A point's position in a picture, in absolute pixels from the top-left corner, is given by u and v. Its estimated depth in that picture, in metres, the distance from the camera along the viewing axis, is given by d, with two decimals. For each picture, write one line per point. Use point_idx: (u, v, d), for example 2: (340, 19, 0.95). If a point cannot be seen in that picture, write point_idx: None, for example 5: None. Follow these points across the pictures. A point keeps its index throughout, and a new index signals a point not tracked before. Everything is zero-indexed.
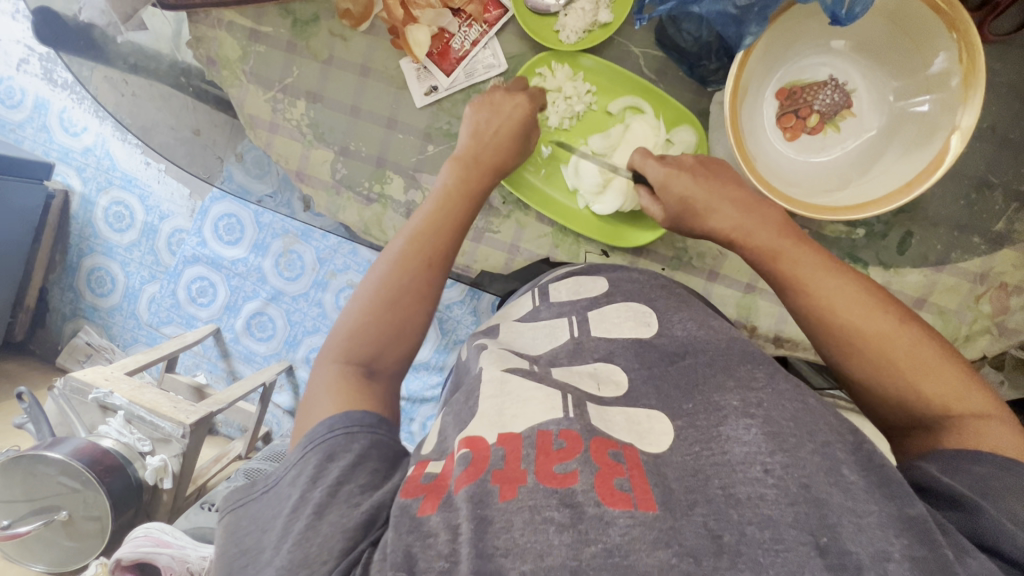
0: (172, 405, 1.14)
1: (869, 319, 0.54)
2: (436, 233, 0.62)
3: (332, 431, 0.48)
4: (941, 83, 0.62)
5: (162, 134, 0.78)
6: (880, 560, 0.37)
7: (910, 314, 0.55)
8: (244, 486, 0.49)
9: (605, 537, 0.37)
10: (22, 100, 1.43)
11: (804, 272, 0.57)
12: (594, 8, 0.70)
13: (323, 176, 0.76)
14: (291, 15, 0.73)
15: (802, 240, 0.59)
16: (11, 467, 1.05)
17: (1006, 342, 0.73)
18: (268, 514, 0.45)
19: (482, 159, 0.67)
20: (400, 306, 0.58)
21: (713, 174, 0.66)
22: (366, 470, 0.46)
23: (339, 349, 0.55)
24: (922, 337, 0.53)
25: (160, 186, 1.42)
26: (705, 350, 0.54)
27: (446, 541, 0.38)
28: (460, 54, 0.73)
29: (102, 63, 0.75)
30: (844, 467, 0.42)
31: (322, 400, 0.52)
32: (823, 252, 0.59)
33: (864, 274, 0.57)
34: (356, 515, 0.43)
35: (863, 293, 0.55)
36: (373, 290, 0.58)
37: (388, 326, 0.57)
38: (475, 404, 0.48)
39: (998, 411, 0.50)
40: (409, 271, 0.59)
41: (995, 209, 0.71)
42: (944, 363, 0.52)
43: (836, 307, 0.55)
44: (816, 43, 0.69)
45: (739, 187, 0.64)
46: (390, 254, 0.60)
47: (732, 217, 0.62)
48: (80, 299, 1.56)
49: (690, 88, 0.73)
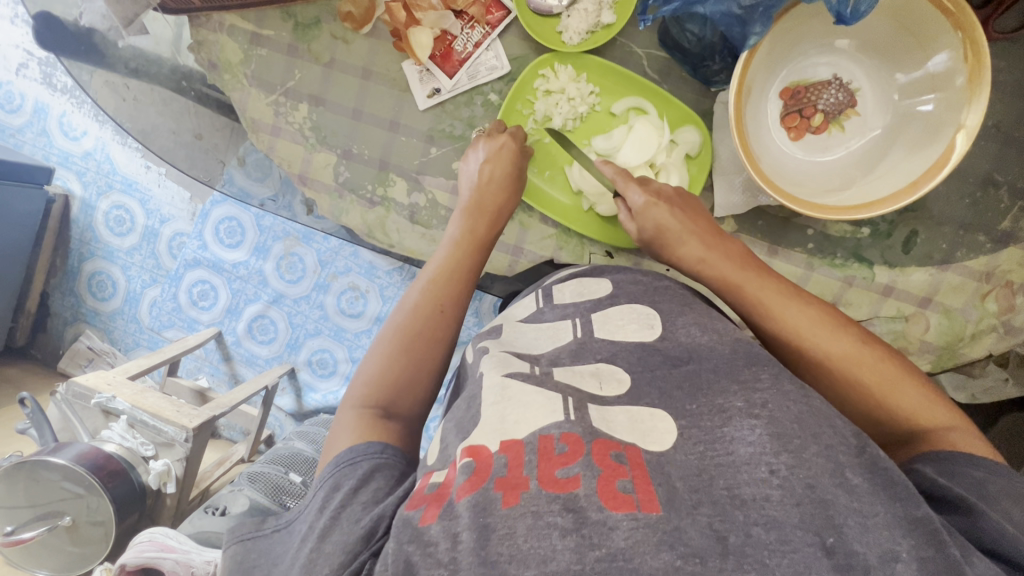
0: (174, 409, 1.14)
1: (833, 343, 0.56)
2: (448, 281, 0.65)
3: (337, 466, 0.50)
4: (946, 81, 0.62)
5: (163, 138, 0.78)
6: (887, 560, 0.37)
7: (870, 336, 0.58)
8: (256, 518, 0.49)
9: (609, 542, 0.37)
10: (22, 104, 1.43)
11: (768, 299, 0.60)
12: (597, 9, 0.70)
13: (325, 180, 0.76)
14: (292, 18, 0.72)
15: (764, 269, 0.63)
16: (14, 473, 1.05)
17: (1012, 340, 0.73)
18: (278, 548, 0.46)
19: (486, 208, 0.69)
20: (416, 349, 0.59)
21: (685, 205, 0.68)
22: (370, 489, 0.47)
23: (360, 393, 0.56)
24: (886, 356, 0.56)
25: (160, 190, 1.41)
26: (709, 350, 0.53)
27: (446, 549, 0.38)
28: (463, 56, 0.73)
29: (103, 68, 0.74)
30: (848, 470, 0.42)
31: (341, 438, 0.53)
32: (783, 280, 0.62)
33: (826, 303, 0.60)
34: (356, 530, 0.43)
35: (826, 319, 0.58)
36: (394, 334, 0.60)
37: (406, 367, 0.58)
38: (479, 411, 0.48)
39: (962, 421, 0.52)
40: (426, 319, 0.61)
41: (1000, 207, 0.71)
42: (907, 380, 0.54)
43: (801, 332, 0.58)
44: (819, 42, 0.68)
45: (706, 222, 0.67)
46: (407, 303, 0.62)
47: (700, 249, 0.66)
48: (80, 304, 1.56)
49: (693, 89, 0.73)
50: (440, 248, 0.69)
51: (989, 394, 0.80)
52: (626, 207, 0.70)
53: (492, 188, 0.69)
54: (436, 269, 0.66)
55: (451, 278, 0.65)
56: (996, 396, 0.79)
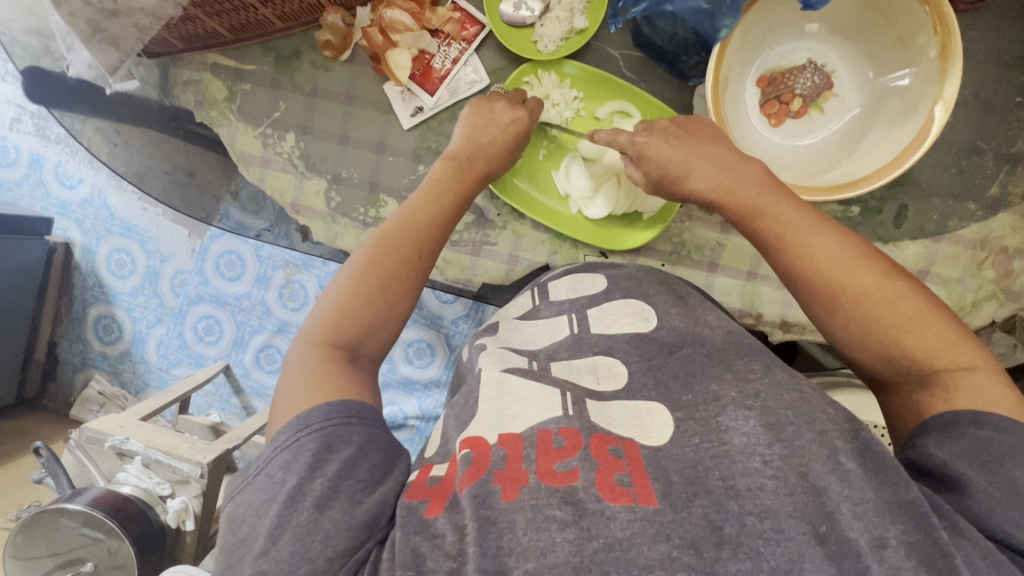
0: (187, 446, 1.15)
1: (855, 278, 0.53)
2: (426, 222, 0.62)
3: (330, 418, 0.46)
4: (919, 56, 0.62)
5: (158, 179, 0.79)
6: (878, 546, 0.38)
7: (900, 271, 0.54)
8: (239, 473, 0.47)
9: (607, 532, 0.37)
10: (18, 158, 1.46)
11: (789, 225, 0.57)
12: (569, 16, 0.71)
13: (318, 206, 0.77)
14: (273, 52, 0.74)
15: (787, 195, 0.59)
16: (32, 523, 1.05)
17: (1013, 305, 0.72)
18: (261, 498, 0.43)
19: (470, 158, 0.67)
20: (388, 292, 0.56)
21: (690, 133, 0.64)
22: (367, 465, 0.44)
23: (324, 329, 0.53)
24: (910, 291, 0.52)
25: (159, 229, 1.44)
26: (701, 336, 0.55)
27: (454, 540, 0.39)
28: (442, 73, 0.74)
29: (93, 116, 0.76)
30: (842, 455, 0.42)
31: (306, 385, 0.48)
32: (811, 209, 0.58)
33: (856, 234, 0.57)
34: (359, 514, 0.41)
35: (849, 250, 0.55)
36: (367, 265, 0.57)
37: (380, 307, 0.55)
38: (475, 405, 0.49)
39: (984, 360, 0.48)
40: (399, 262, 0.58)
41: (986, 173, 0.71)
42: (932, 317, 0.50)
43: (819, 263, 0.55)
44: (791, 29, 0.69)
45: (716, 144, 0.63)
46: (380, 236, 0.59)
47: (712, 174, 0.62)
48: (88, 349, 1.57)
49: (671, 85, 0.74)
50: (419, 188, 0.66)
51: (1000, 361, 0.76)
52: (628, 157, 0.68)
53: (479, 148, 0.67)
54: (411, 208, 0.63)
55: (432, 225, 0.62)
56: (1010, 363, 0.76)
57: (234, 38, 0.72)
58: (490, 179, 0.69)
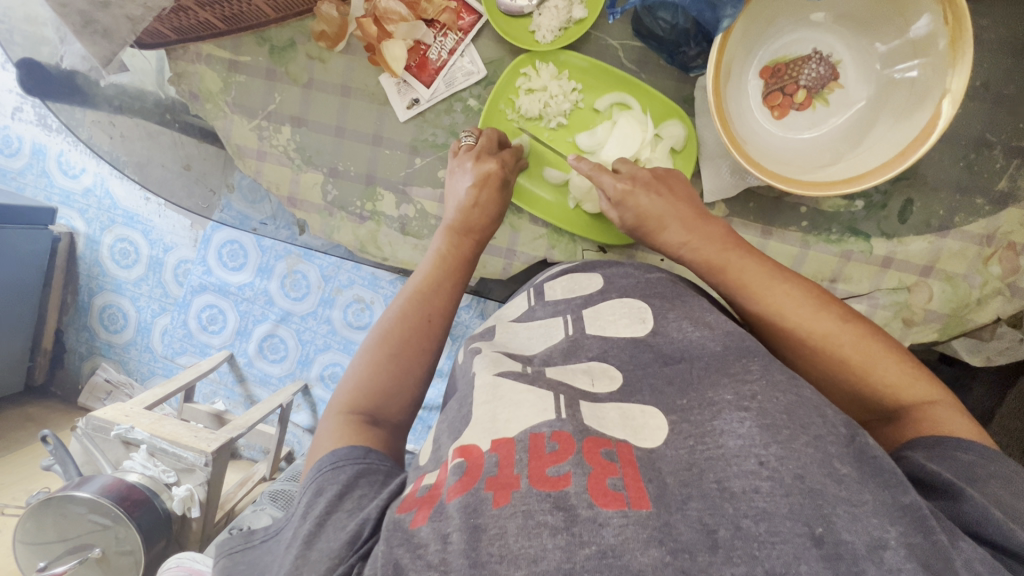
0: (192, 435, 1.16)
1: (816, 323, 0.56)
2: (437, 291, 0.64)
3: (320, 470, 0.49)
4: (928, 46, 0.60)
5: (155, 171, 0.79)
6: (875, 547, 0.37)
7: (853, 314, 0.57)
8: (242, 533, 0.49)
9: (599, 539, 0.36)
10: (20, 147, 1.46)
11: (757, 280, 0.60)
12: (568, 5, 0.70)
13: (314, 199, 0.77)
14: (268, 42, 0.73)
15: (747, 250, 0.62)
16: (42, 510, 1.07)
17: (1019, 302, 0.71)
18: (267, 558, 0.46)
19: (471, 227, 0.69)
20: (403, 357, 0.58)
21: (663, 188, 0.67)
22: (354, 496, 0.46)
23: (346, 399, 0.55)
24: (867, 333, 0.56)
25: (161, 220, 1.44)
26: (699, 349, 0.53)
27: (437, 550, 0.38)
28: (439, 64, 0.73)
29: (89, 108, 0.76)
30: (835, 460, 0.41)
31: (324, 442, 0.52)
32: (768, 260, 0.61)
33: (809, 280, 0.60)
34: (342, 536, 0.43)
35: (807, 298, 0.58)
36: (381, 340, 0.59)
37: (396, 371, 0.58)
38: (469, 412, 0.49)
39: (940, 394, 0.53)
40: (414, 330, 0.60)
41: (996, 167, 0.69)
42: (887, 355, 0.54)
43: (782, 312, 0.58)
44: (796, 18, 0.67)
45: (686, 202, 0.66)
46: (393, 311, 0.62)
47: (682, 233, 0.64)
48: (95, 338, 1.58)
49: (672, 76, 0.72)
50: (423, 261, 0.69)
51: (1005, 356, 0.75)
52: (604, 195, 0.69)
53: (473, 208, 0.69)
54: (421, 280, 0.65)
55: (438, 291, 0.64)
56: (1014, 357, 0.74)
57: (228, 28, 0.71)
58: (493, 230, 0.71)
